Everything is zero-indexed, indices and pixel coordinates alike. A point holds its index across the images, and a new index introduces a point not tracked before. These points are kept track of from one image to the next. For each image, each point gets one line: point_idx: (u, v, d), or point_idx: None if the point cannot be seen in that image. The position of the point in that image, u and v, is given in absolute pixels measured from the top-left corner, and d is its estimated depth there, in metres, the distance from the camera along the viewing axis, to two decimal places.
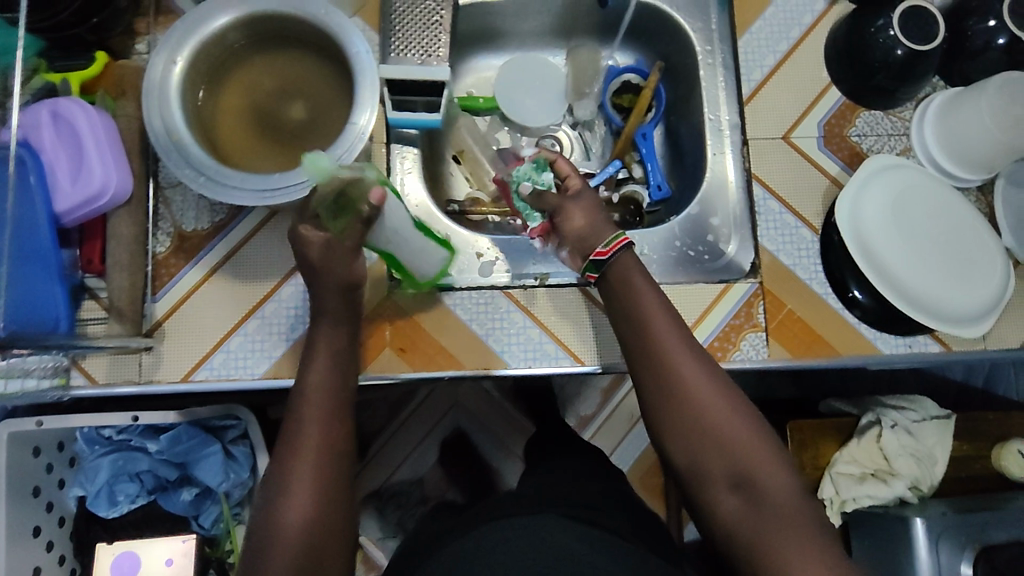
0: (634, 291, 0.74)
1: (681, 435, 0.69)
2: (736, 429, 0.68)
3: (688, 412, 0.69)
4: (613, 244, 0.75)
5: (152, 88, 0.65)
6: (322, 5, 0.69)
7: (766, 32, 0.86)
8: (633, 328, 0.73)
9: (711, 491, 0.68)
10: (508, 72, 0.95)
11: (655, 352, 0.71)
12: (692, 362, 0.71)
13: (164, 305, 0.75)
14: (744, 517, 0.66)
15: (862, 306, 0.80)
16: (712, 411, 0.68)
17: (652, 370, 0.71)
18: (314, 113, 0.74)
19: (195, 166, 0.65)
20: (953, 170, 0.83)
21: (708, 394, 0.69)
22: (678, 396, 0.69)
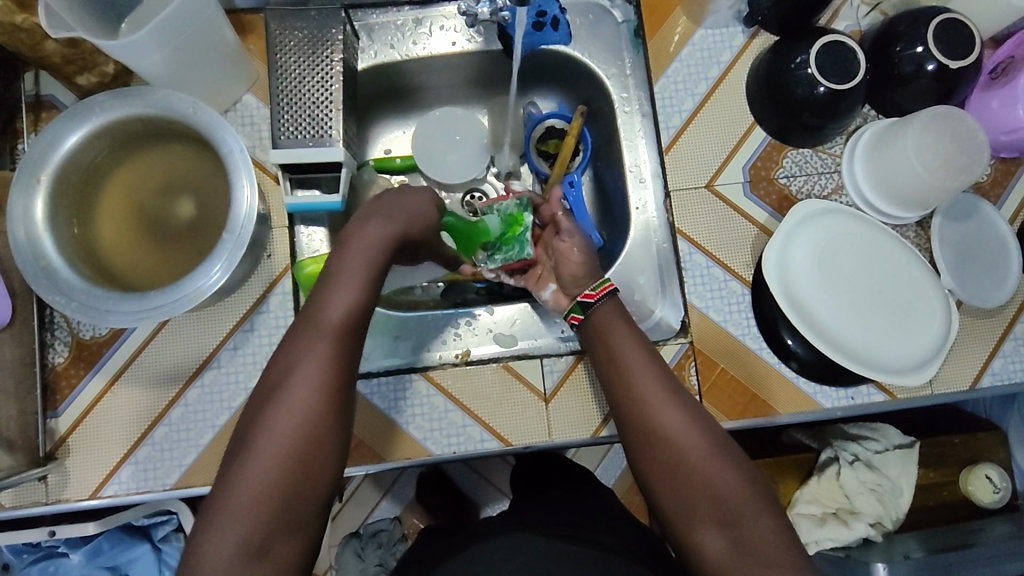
0: (613, 337, 0.71)
1: (664, 479, 0.64)
2: (723, 473, 0.63)
3: (671, 455, 0.64)
4: (602, 289, 0.72)
5: (14, 214, 0.62)
6: (190, 103, 0.65)
7: (682, 75, 0.81)
8: (612, 370, 0.70)
9: (696, 538, 0.62)
10: (424, 131, 0.90)
11: (632, 394, 0.68)
12: (674, 403, 0.66)
13: (66, 421, 0.73)
14: (730, 564, 0.60)
15: (799, 359, 0.76)
16: (697, 452, 0.64)
17: (630, 413, 0.67)
18: (200, 210, 0.70)
19: (67, 291, 0.62)
20: (886, 208, 0.78)
21: (691, 436, 0.65)
22: (659, 439, 0.65)
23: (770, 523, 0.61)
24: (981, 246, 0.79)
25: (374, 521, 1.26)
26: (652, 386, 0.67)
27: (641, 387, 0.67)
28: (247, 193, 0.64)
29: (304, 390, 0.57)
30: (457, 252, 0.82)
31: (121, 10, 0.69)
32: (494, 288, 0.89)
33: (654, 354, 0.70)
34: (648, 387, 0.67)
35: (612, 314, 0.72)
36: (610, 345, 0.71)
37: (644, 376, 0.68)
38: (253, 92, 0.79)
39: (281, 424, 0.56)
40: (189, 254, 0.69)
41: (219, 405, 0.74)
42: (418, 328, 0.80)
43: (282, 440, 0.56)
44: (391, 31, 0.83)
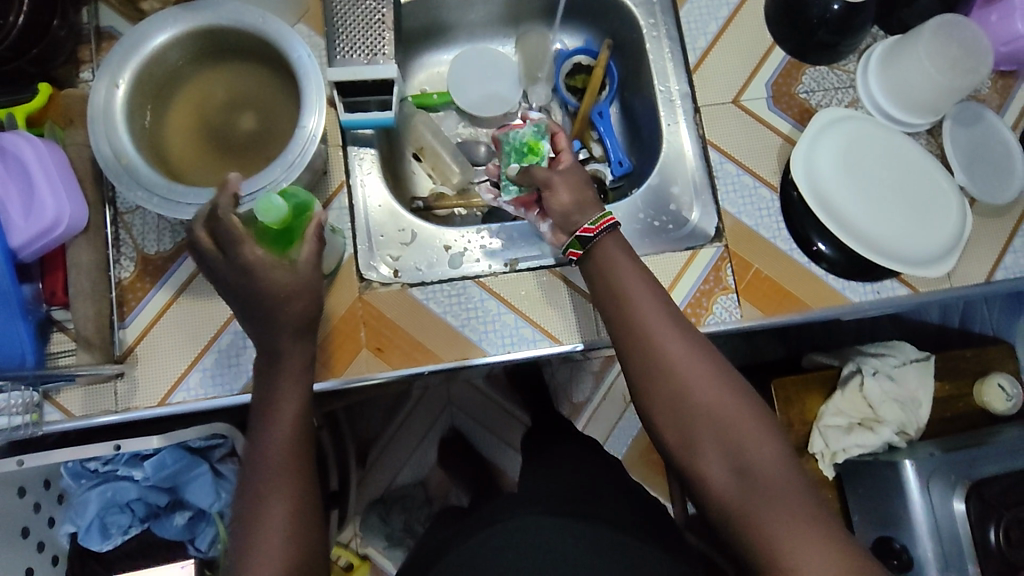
0: (614, 267, 0.69)
1: (668, 410, 0.63)
2: (726, 401, 0.62)
3: (674, 383, 0.63)
4: (600, 222, 0.70)
5: (96, 116, 0.66)
6: (260, 14, 0.69)
7: (704, 2, 0.87)
8: (613, 303, 0.68)
9: (700, 471, 0.61)
10: (458, 66, 0.95)
11: (634, 328, 0.66)
12: (676, 334, 0.65)
13: (133, 331, 0.75)
14: (735, 496, 0.59)
15: (828, 259, 0.81)
16: (699, 381, 0.62)
17: (632, 344, 0.66)
18: (264, 123, 0.74)
19: (147, 187, 0.66)
20: (901, 115, 0.84)
21: (695, 364, 0.63)
22: (660, 373, 0.63)
23: (774, 448, 0.60)
24: (987, 151, 0.85)
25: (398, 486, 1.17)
26: (653, 322, 0.65)
27: (642, 322, 0.66)
28: (314, 121, 0.69)
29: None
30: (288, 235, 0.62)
31: None
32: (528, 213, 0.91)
33: (654, 285, 0.69)
34: (650, 317, 0.66)
35: (613, 243, 0.71)
36: (612, 276, 0.69)
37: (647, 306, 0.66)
38: (305, 23, 0.83)
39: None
40: (252, 163, 0.73)
41: None
42: (427, 243, 0.83)
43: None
44: None
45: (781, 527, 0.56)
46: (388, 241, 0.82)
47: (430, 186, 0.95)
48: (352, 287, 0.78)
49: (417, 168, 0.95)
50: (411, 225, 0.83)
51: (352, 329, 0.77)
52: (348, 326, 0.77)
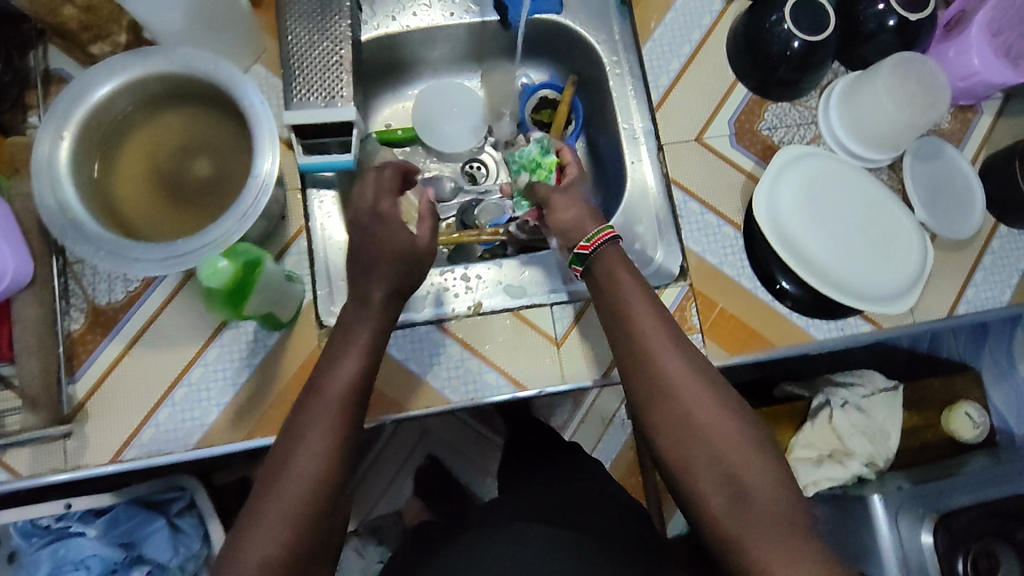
0: (617, 286, 0.70)
1: (666, 430, 0.63)
2: (720, 426, 0.61)
3: (672, 404, 0.63)
4: (596, 238, 0.72)
5: (40, 168, 0.63)
6: (211, 60, 0.67)
7: (667, 39, 0.87)
8: (616, 320, 0.69)
9: (699, 491, 0.60)
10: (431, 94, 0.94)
11: (639, 342, 0.66)
12: (679, 352, 0.65)
13: (86, 383, 0.73)
14: (731, 518, 0.58)
15: (792, 296, 0.81)
16: (698, 403, 0.62)
17: (632, 363, 0.66)
18: (220, 168, 0.72)
19: (93, 242, 0.63)
20: (865, 151, 0.84)
21: (695, 387, 0.63)
22: (664, 388, 0.64)
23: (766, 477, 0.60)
24: (948, 186, 0.86)
25: (373, 519, 1.15)
26: (655, 339, 0.66)
27: (648, 336, 0.66)
28: (269, 164, 0.67)
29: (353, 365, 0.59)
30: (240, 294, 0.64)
31: None
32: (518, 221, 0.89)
33: (657, 300, 0.69)
34: (653, 337, 0.66)
35: (615, 260, 0.72)
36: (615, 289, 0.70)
37: (649, 327, 0.67)
38: (262, 63, 0.82)
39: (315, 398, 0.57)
40: (206, 213, 0.71)
41: (238, 363, 0.74)
42: None
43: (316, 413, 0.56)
44: (391, 4, 0.86)
45: (778, 555, 0.55)
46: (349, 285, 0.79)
47: None
48: (310, 335, 0.76)
49: None
50: None
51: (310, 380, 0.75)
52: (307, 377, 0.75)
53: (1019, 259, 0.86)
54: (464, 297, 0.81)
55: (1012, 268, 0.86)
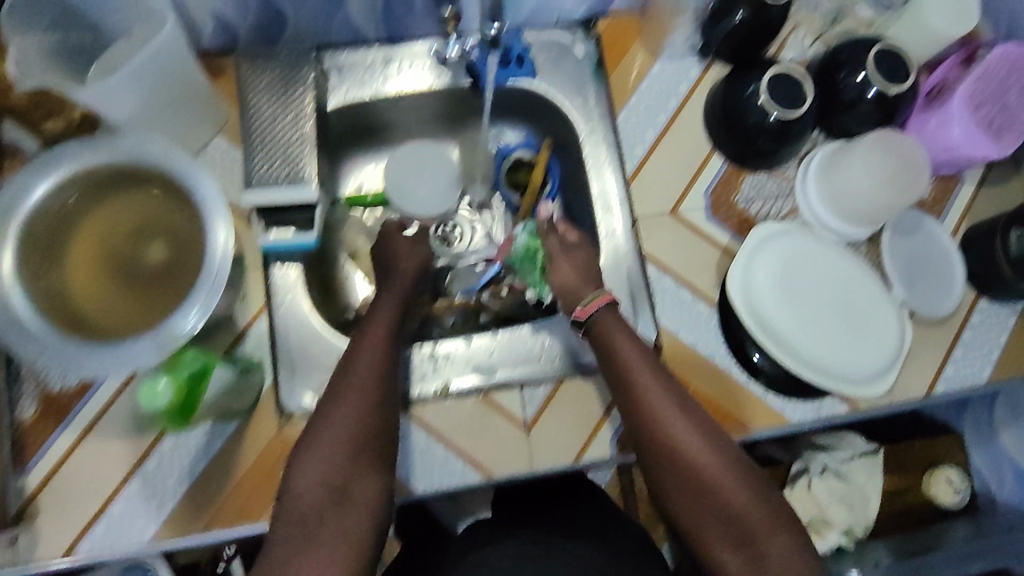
0: (618, 352, 0.71)
1: (679, 489, 0.66)
2: (731, 483, 0.64)
3: (682, 467, 0.65)
4: (592, 304, 0.74)
5: None
6: (162, 149, 0.66)
7: (642, 108, 0.85)
8: (618, 384, 0.71)
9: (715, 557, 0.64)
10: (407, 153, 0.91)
11: (643, 409, 0.68)
12: (683, 418, 0.67)
13: (37, 475, 0.71)
14: None
15: (766, 374, 0.79)
16: (707, 466, 0.65)
17: (643, 428, 0.68)
18: (175, 251, 0.67)
19: (38, 342, 0.61)
20: (843, 226, 0.82)
21: (700, 447, 0.66)
22: (673, 456, 0.66)
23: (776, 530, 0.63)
24: (927, 261, 0.84)
25: None
26: (662, 407, 0.68)
27: (652, 404, 0.68)
28: (221, 240, 0.65)
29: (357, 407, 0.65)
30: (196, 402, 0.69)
31: (89, 56, 0.67)
32: (494, 289, 0.92)
33: (658, 365, 0.71)
34: (657, 401, 0.68)
35: (613, 325, 0.73)
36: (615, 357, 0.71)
37: (652, 391, 0.68)
38: (224, 135, 0.78)
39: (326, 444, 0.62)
40: (162, 301, 0.66)
41: (195, 452, 0.72)
42: None
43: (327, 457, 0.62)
44: (359, 70, 0.83)
45: None
46: (315, 367, 0.77)
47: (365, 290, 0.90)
48: (270, 422, 0.74)
49: (351, 272, 0.91)
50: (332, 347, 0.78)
51: (270, 470, 0.73)
52: (268, 466, 0.73)
53: (1000, 334, 0.85)
54: (431, 376, 0.79)
55: (993, 342, 0.84)
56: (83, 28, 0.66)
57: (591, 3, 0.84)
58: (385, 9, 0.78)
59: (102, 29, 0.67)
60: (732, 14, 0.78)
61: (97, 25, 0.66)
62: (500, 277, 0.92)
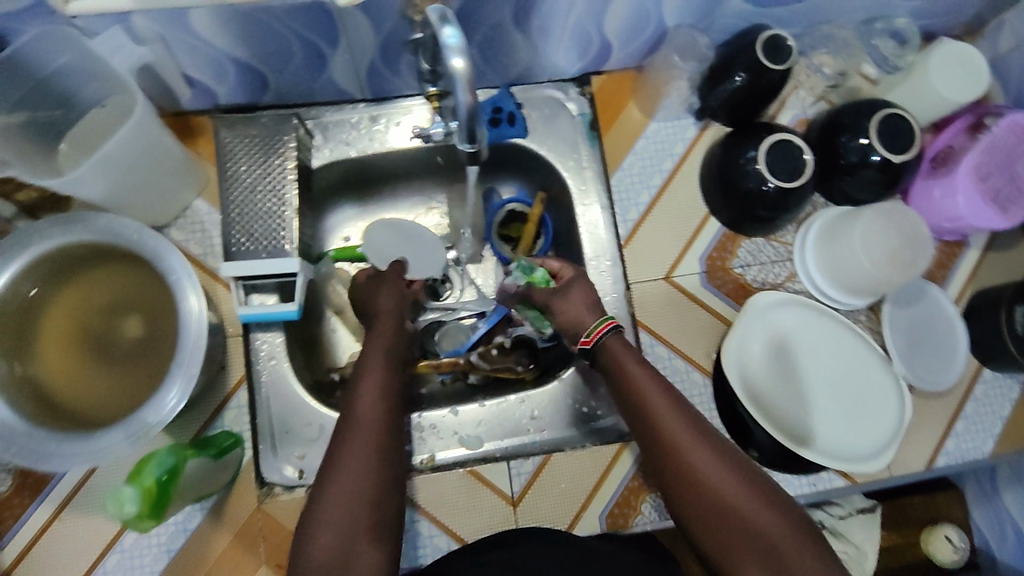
0: (629, 373, 0.65)
1: (702, 517, 0.58)
2: (760, 509, 0.56)
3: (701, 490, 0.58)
4: (597, 331, 0.68)
5: None
6: (135, 227, 0.63)
7: (637, 168, 0.83)
8: (629, 401, 0.64)
9: None
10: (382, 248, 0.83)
11: (658, 431, 0.61)
12: (698, 439, 0.60)
13: (12, 551, 0.69)
14: None
15: (760, 446, 0.76)
16: (730, 491, 0.57)
17: (658, 449, 0.61)
18: (150, 326, 0.68)
19: (6, 437, 0.59)
20: (838, 296, 0.80)
21: (716, 467, 0.58)
22: (694, 479, 0.58)
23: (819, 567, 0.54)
24: (928, 331, 0.82)
25: None
26: (676, 428, 0.61)
27: (665, 425, 0.61)
28: (195, 304, 0.63)
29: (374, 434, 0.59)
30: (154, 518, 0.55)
31: (59, 130, 0.66)
32: (483, 350, 0.86)
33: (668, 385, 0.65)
34: (672, 420, 0.61)
35: (621, 350, 0.67)
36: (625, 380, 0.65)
37: (665, 410, 0.62)
38: (204, 197, 0.76)
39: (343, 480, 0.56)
40: (139, 378, 0.66)
41: (173, 528, 0.70)
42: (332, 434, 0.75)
43: (346, 492, 0.56)
44: (345, 129, 0.82)
45: None
46: (297, 439, 0.74)
47: (350, 348, 0.87)
48: (250, 496, 0.72)
49: (336, 326, 0.87)
50: (316, 417, 0.75)
51: (251, 546, 0.71)
52: (247, 542, 0.71)
53: (1004, 407, 0.82)
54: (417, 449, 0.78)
55: (995, 415, 0.82)
56: (53, 104, 0.64)
57: (585, 63, 0.82)
58: (370, 73, 0.76)
59: (74, 103, 0.65)
60: (731, 76, 0.75)
61: (69, 99, 0.64)
62: (493, 332, 0.88)
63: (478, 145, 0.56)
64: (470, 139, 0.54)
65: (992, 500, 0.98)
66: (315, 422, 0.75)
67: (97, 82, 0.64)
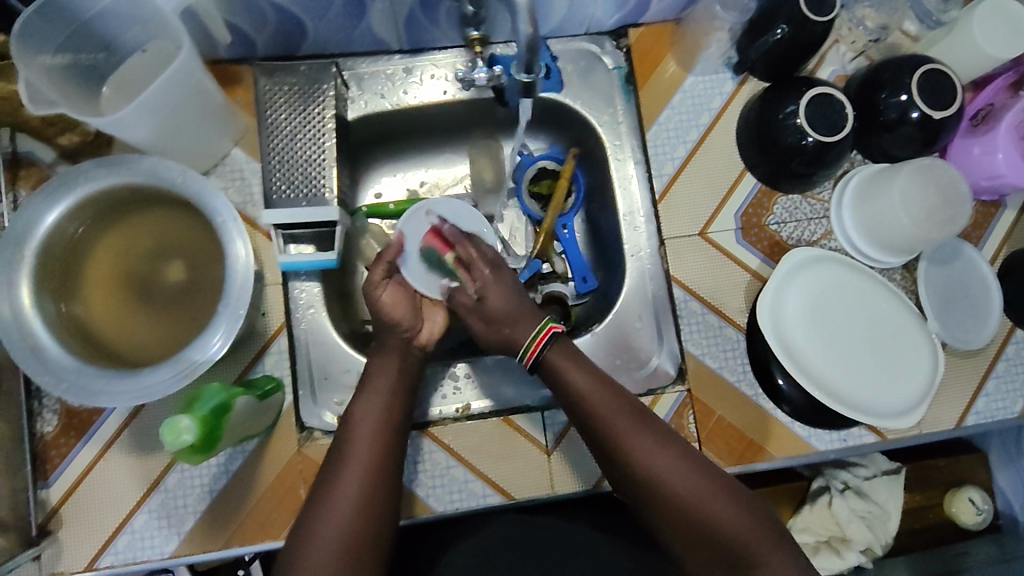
0: (579, 389, 0.66)
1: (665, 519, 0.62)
2: (723, 510, 0.61)
3: (666, 500, 0.62)
4: (534, 348, 0.68)
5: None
6: (180, 169, 0.63)
7: (674, 123, 0.82)
8: (586, 420, 0.66)
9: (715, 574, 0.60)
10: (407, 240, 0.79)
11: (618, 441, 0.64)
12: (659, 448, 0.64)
13: (58, 489, 0.71)
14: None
15: (791, 402, 0.78)
16: (693, 495, 0.61)
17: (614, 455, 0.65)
18: (194, 272, 0.68)
19: (56, 371, 0.60)
20: (875, 254, 0.80)
21: (677, 474, 0.62)
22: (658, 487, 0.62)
23: (785, 556, 0.59)
24: (961, 291, 0.82)
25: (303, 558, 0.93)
26: (636, 439, 0.64)
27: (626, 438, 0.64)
28: (242, 252, 0.63)
29: (370, 450, 0.63)
30: (202, 452, 0.55)
31: (102, 74, 0.66)
32: None
33: (620, 395, 0.67)
34: (630, 434, 0.64)
35: (572, 361, 0.68)
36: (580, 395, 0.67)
37: (619, 419, 0.65)
38: (242, 146, 0.76)
39: (341, 496, 0.60)
40: (186, 321, 0.67)
41: (215, 469, 0.72)
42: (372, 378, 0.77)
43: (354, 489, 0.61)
44: (380, 81, 0.81)
45: None
46: (336, 385, 0.76)
47: None
48: (290, 440, 0.73)
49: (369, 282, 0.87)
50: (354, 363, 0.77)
51: (292, 487, 0.72)
52: (289, 484, 0.72)
53: None
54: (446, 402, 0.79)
55: None
56: (96, 47, 0.64)
57: (623, 14, 0.81)
58: (408, 22, 0.75)
59: (115, 47, 0.65)
60: (772, 29, 0.74)
61: (110, 42, 0.64)
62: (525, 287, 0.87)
63: (534, 77, 0.59)
64: (529, 69, 0.57)
65: (1016, 461, 0.99)
66: (353, 368, 0.76)
67: (139, 26, 0.64)
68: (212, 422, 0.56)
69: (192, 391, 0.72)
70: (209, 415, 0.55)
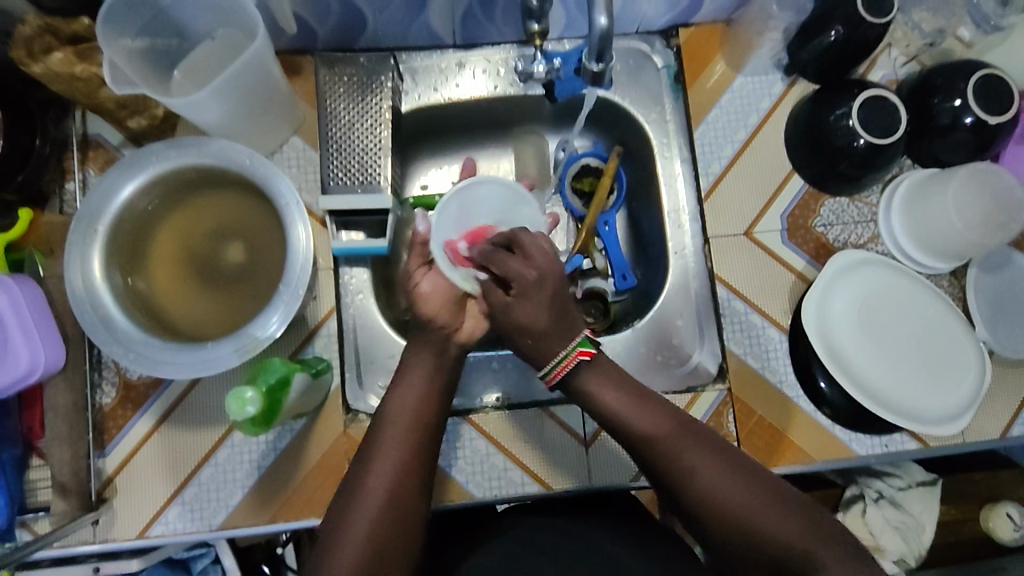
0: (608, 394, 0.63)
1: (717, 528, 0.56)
2: (778, 518, 0.55)
3: (722, 522, 0.56)
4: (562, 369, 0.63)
5: (72, 275, 0.63)
6: (248, 154, 0.66)
7: (721, 123, 0.83)
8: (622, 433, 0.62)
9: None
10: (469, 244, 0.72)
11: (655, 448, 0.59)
12: (699, 454, 0.58)
13: (113, 459, 0.73)
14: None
15: (832, 405, 0.77)
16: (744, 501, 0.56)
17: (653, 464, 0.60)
18: (252, 254, 0.70)
19: (123, 342, 0.63)
20: (920, 257, 0.80)
21: (724, 482, 0.57)
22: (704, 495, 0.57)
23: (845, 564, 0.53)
24: (1009, 298, 0.81)
25: None
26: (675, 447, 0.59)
27: (662, 446, 0.59)
28: (302, 237, 0.65)
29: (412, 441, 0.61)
30: (262, 422, 0.59)
31: (174, 60, 0.69)
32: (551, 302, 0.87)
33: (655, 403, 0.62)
34: (670, 443, 0.59)
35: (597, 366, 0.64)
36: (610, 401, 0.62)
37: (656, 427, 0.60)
38: (300, 134, 0.79)
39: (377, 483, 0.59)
40: (244, 300, 0.69)
41: (264, 446, 0.74)
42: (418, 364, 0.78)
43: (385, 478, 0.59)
44: (433, 74, 0.83)
45: None
46: (381, 369, 0.78)
47: None
48: (336, 420, 0.75)
49: None
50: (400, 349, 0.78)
51: (337, 467, 0.74)
52: (334, 463, 0.74)
53: None
54: (482, 395, 0.80)
55: None
56: (171, 33, 0.67)
57: (675, 13, 0.82)
58: (464, 17, 0.77)
59: (187, 34, 0.68)
60: (826, 31, 0.74)
61: (183, 29, 0.67)
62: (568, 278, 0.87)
63: (604, 66, 0.62)
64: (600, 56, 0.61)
65: None
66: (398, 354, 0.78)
67: (212, 14, 0.67)
68: (273, 393, 0.60)
69: (246, 369, 0.74)
70: (267, 384, 0.60)
